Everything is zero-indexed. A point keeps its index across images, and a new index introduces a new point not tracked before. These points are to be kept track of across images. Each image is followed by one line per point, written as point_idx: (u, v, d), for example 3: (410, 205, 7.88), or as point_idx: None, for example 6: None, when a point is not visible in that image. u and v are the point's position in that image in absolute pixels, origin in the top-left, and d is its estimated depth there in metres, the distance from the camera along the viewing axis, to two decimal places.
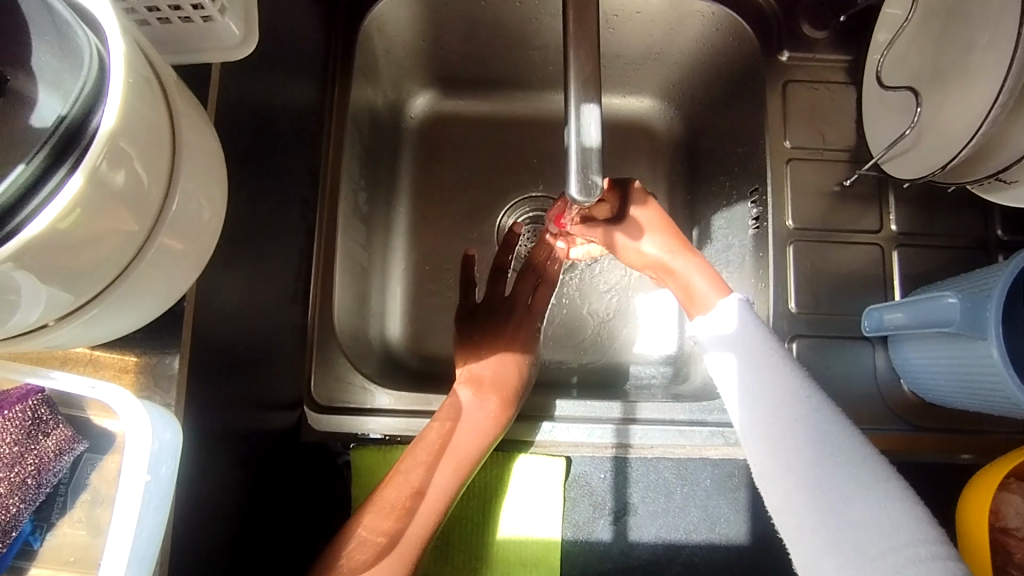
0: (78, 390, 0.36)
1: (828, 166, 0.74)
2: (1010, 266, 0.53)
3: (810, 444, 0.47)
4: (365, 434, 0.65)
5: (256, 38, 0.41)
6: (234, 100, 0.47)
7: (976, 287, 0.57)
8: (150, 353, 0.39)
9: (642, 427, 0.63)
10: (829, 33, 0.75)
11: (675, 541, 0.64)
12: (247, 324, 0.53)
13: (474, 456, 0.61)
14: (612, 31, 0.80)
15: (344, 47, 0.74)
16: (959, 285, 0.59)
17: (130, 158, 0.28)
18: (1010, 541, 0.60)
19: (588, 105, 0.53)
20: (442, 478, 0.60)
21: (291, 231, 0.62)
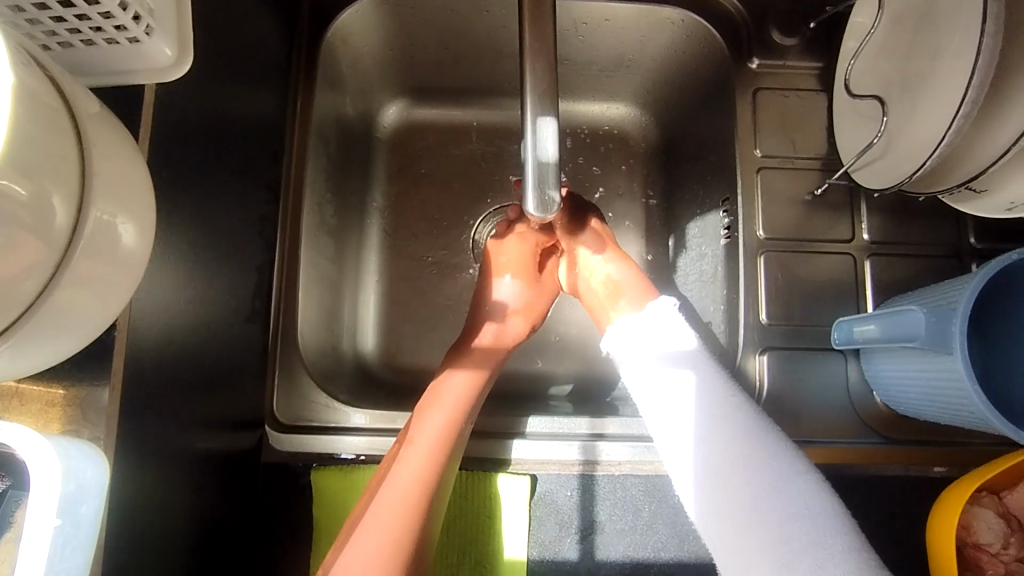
0: None
1: (800, 174, 0.72)
2: (976, 279, 0.52)
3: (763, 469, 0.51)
4: (336, 454, 0.64)
5: (191, 58, 0.40)
6: (176, 119, 0.46)
7: (941, 300, 0.55)
8: (78, 385, 0.38)
9: (609, 443, 0.62)
10: (800, 40, 0.74)
11: (644, 559, 0.62)
12: (197, 346, 0.52)
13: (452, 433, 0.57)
14: (582, 39, 0.79)
15: (308, 58, 0.73)
16: (927, 297, 0.58)
17: (23, 191, 0.27)
18: (982, 557, 0.58)
19: (543, 118, 0.52)
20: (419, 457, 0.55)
21: (249, 247, 0.61)
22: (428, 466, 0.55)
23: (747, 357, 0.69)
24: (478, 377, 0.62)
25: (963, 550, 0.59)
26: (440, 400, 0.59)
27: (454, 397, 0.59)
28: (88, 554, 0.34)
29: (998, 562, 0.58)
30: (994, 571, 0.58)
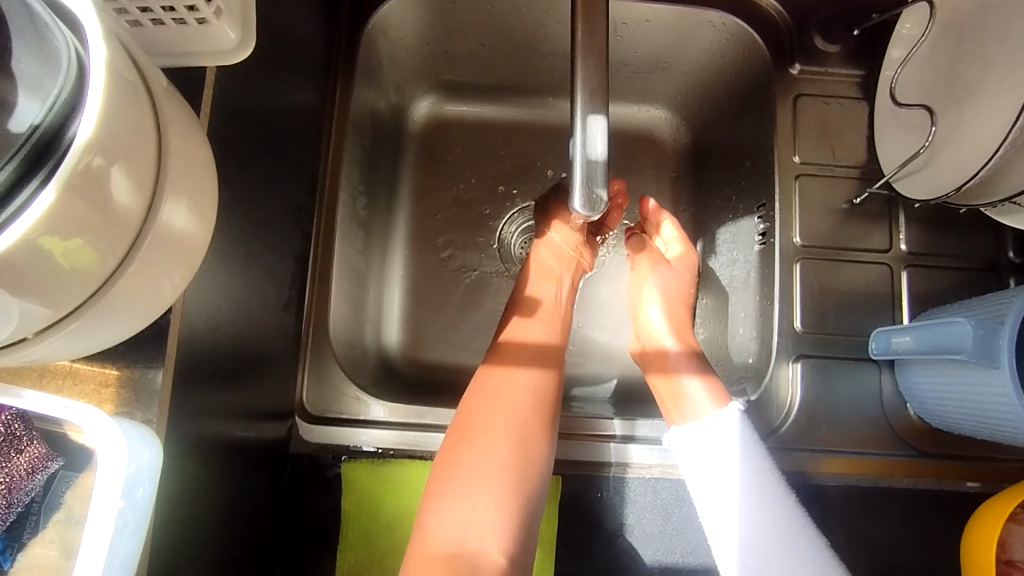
0: (51, 413, 0.34)
1: (838, 182, 0.72)
2: None
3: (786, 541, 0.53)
4: (357, 446, 0.64)
5: (254, 39, 0.39)
6: (229, 103, 0.46)
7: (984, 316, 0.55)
8: (132, 367, 0.37)
9: (640, 446, 0.62)
10: (841, 47, 0.74)
11: (672, 563, 0.62)
12: (238, 332, 0.51)
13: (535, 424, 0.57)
14: (621, 39, 0.78)
15: (347, 49, 0.73)
16: (972, 311, 0.57)
17: (109, 167, 0.27)
18: (1016, 574, 0.58)
19: (594, 116, 0.52)
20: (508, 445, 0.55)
21: (287, 236, 0.61)
22: (524, 454, 0.55)
23: (780, 364, 0.68)
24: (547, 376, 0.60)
25: (997, 567, 0.58)
26: (516, 390, 0.58)
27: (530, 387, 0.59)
28: (142, 538, 0.34)
29: None
30: None
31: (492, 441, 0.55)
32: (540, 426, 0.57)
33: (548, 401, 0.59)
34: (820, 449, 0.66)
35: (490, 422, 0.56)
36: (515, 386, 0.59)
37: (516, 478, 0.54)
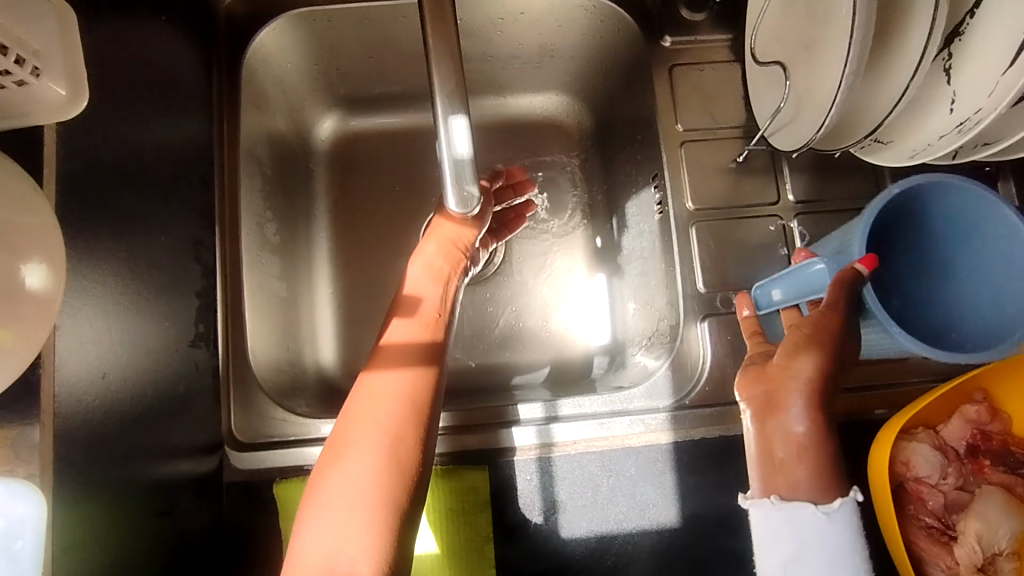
0: None
1: (723, 144, 0.75)
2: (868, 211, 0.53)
3: None
4: (304, 466, 0.65)
5: (85, 92, 0.40)
6: (85, 156, 0.46)
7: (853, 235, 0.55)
8: (7, 426, 0.39)
9: (564, 424, 0.66)
10: (708, 15, 0.77)
11: (607, 532, 0.64)
12: (138, 376, 0.52)
13: (401, 436, 0.51)
14: (501, 34, 0.80)
15: (231, 79, 0.74)
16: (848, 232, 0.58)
17: None
18: (923, 489, 0.61)
19: (453, 117, 0.54)
20: (368, 461, 0.50)
21: (185, 273, 0.62)
22: (394, 453, 0.51)
23: (688, 325, 0.71)
24: (421, 375, 0.55)
25: (904, 485, 0.61)
26: (374, 396, 0.54)
27: (389, 399, 0.53)
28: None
29: (938, 492, 0.61)
30: (935, 501, 0.60)
31: (355, 445, 0.51)
32: (411, 423, 0.52)
33: (418, 405, 0.53)
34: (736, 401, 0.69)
35: (350, 424, 0.53)
36: (374, 390, 0.54)
37: (372, 482, 0.49)
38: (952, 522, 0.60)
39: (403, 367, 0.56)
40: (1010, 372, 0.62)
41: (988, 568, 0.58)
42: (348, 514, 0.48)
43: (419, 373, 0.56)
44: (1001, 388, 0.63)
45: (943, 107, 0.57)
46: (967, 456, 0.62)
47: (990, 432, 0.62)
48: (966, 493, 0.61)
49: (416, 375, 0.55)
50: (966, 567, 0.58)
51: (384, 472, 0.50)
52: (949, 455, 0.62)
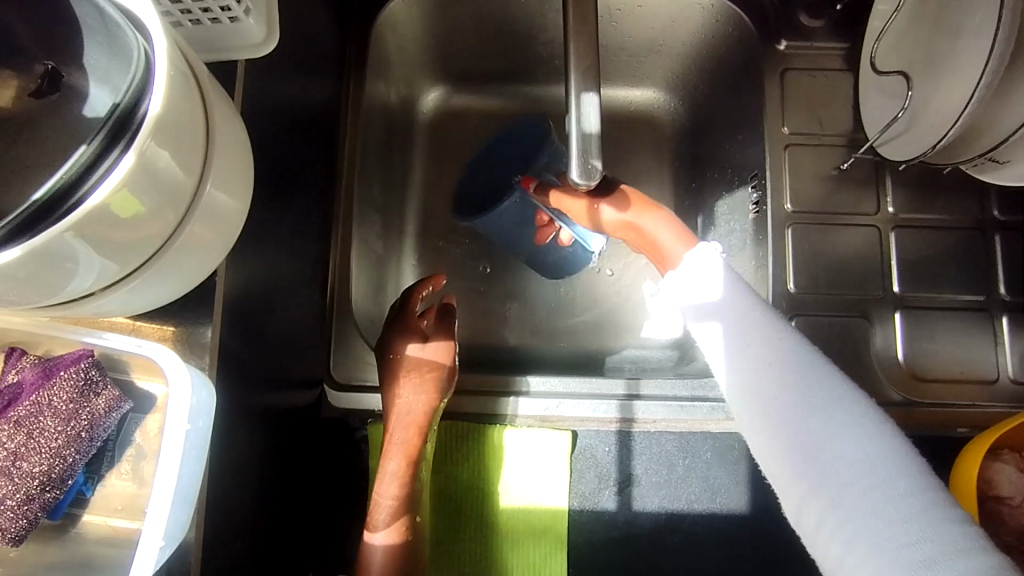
0: (125, 348, 0.41)
1: (826, 150, 0.76)
2: None
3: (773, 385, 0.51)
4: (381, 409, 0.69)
5: (277, 36, 0.44)
6: (258, 94, 0.51)
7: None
8: (185, 324, 0.43)
9: (645, 402, 0.67)
10: (825, 23, 0.77)
11: (677, 510, 0.66)
12: (271, 305, 0.56)
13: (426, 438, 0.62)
14: (615, 24, 0.82)
15: (358, 43, 0.78)
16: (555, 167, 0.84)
17: (169, 143, 0.32)
18: (1003, 510, 0.61)
19: (587, 94, 0.56)
20: (401, 465, 0.60)
21: (311, 218, 0.66)
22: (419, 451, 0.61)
23: None
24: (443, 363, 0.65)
25: (986, 503, 0.62)
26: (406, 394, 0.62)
27: (416, 403, 0.62)
28: (202, 465, 0.39)
29: (1019, 513, 0.61)
30: (1015, 521, 0.61)
31: (384, 466, 0.60)
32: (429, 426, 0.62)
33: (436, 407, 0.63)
34: None
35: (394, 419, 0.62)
36: (397, 411, 0.62)
37: (400, 490, 0.60)
38: None
39: (416, 387, 0.62)
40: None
41: None
42: (394, 513, 0.60)
43: (431, 396, 0.63)
44: None
45: None
46: None
47: None
48: None
49: (428, 396, 0.62)
50: None
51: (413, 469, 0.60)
52: None
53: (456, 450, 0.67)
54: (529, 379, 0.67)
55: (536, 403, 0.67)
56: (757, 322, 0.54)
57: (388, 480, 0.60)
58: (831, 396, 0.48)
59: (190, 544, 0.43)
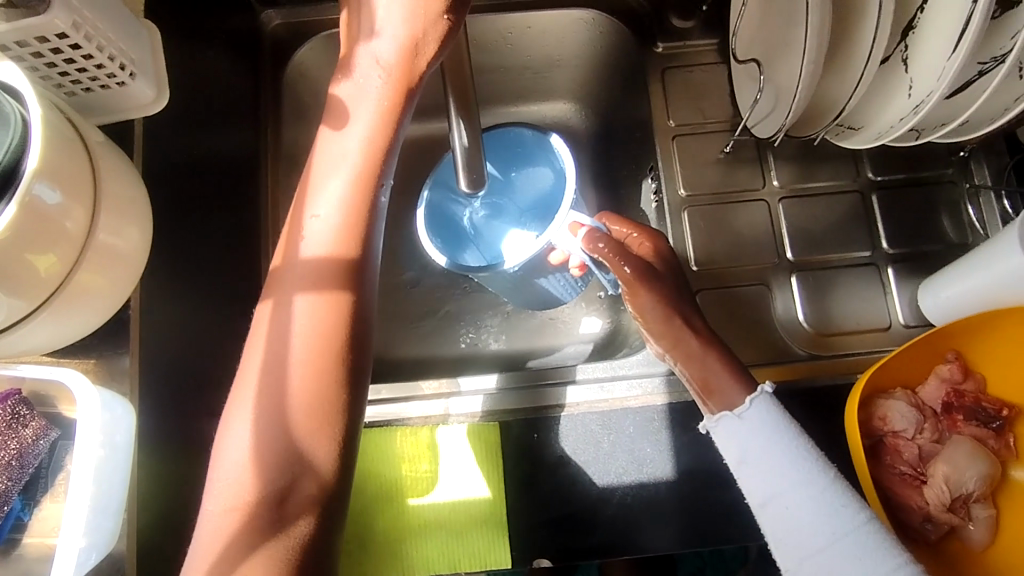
0: (42, 375, 0.44)
1: (711, 136, 0.82)
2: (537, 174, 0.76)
3: (806, 508, 0.53)
4: None
5: (167, 92, 0.52)
6: (161, 146, 0.57)
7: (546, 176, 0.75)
8: (105, 355, 0.49)
9: (569, 387, 0.74)
10: (696, 22, 0.85)
11: (607, 484, 0.70)
12: (199, 335, 0.61)
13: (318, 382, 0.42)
14: (511, 46, 0.89)
15: (273, 90, 0.84)
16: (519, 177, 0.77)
17: (51, 192, 0.38)
18: (899, 442, 0.66)
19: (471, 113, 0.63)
20: (278, 401, 0.42)
21: (236, 253, 0.72)
22: (302, 400, 0.42)
23: None
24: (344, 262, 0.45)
25: (883, 439, 0.66)
26: (287, 318, 0.44)
27: (307, 318, 0.44)
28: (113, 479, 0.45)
29: (913, 444, 0.65)
30: (910, 451, 0.65)
31: (236, 407, 0.42)
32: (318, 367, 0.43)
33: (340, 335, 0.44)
34: None
35: (268, 351, 0.43)
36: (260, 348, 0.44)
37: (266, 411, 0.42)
38: (924, 469, 0.65)
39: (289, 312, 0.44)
40: (980, 331, 0.67)
41: (961, 510, 0.64)
42: (249, 481, 0.41)
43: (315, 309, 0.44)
44: (973, 349, 0.68)
45: (903, 92, 0.65)
46: (942, 412, 0.67)
47: (964, 390, 0.67)
48: (940, 445, 0.66)
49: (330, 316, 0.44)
50: (937, 507, 0.63)
51: (289, 425, 0.42)
52: (925, 412, 0.66)
53: (393, 452, 0.71)
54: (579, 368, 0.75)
55: (579, 390, 0.73)
56: (789, 445, 0.55)
57: (251, 435, 0.41)
58: (840, 518, 0.52)
59: (125, 553, 0.47)
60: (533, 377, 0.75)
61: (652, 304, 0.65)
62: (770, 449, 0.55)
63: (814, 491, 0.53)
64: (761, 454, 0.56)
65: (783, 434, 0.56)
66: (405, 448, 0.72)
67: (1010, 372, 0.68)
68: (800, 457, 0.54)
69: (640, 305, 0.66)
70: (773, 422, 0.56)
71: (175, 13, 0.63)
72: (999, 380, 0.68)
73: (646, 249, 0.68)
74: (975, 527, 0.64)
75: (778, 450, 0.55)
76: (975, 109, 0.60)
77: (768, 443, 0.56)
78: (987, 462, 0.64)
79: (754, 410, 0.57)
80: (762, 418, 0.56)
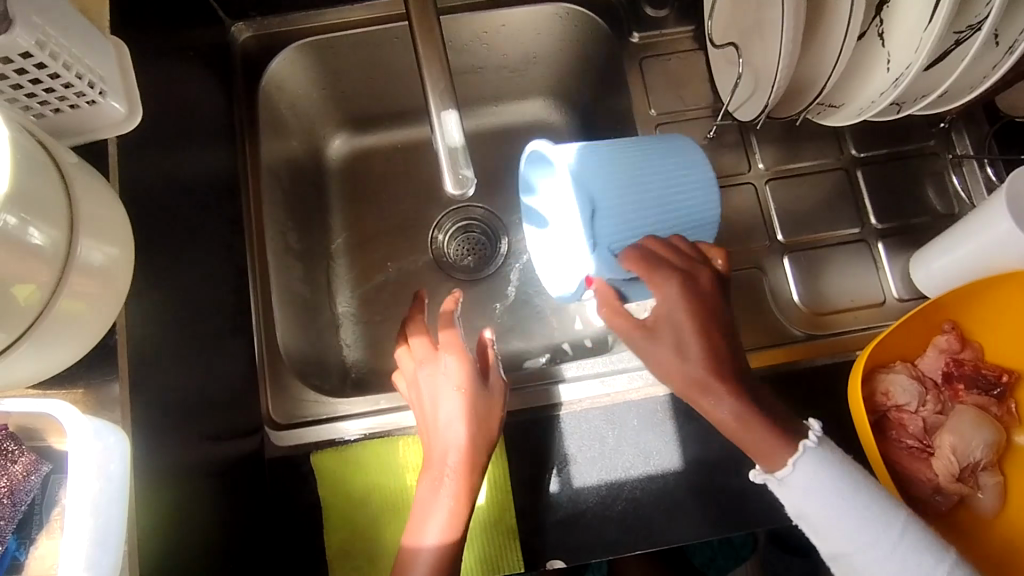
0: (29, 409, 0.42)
1: (693, 123, 0.82)
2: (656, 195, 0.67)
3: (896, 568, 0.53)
4: (344, 438, 0.73)
5: (139, 109, 0.51)
6: (138, 166, 0.56)
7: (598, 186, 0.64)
8: (93, 382, 0.48)
9: (569, 384, 0.73)
10: (670, 11, 0.84)
11: (615, 480, 0.70)
12: (187, 356, 0.60)
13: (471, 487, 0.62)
14: (486, 46, 0.89)
15: (247, 104, 0.82)
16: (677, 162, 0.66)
17: (20, 213, 0.38)
18: (904, 416, 0.65)
19: (446, 111, 0.62)
20: (453, 492, 0.61)
21: (221, 272, 0.70)
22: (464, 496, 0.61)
23: None
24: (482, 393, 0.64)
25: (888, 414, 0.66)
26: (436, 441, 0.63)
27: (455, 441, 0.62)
28: (109, 513, 0.43)
29: (918, 417, 0.65)
30: (916, 424, 0.65)
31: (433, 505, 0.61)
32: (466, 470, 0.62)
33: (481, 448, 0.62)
34: None
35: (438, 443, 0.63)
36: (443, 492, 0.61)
37: (450, 524, 0.60)
38: (930, 441, 0.65)
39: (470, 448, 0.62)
40: (975, 300, 0.67)
41: (970, 479, 0.64)
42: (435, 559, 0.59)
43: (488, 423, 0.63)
44: (970, 318, 0.68)
45: (882, 66, 0.65)
46: (942, 383, 0.67)
47: (963, 359, 0.67)
48: (944, 416, 0.66)
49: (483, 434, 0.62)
50: (946, 479, 0.63)
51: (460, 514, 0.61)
52: (926, 383, 0.66)
53: (397, 463, 0.70)
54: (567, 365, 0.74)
55: (573, 388, 0.73)
56: (864, 503, 0.54)
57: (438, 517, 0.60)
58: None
59: None
60: None
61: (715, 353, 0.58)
62: (845, 510, 0.54)
63: (900, 550, 0.53)
64: (830, 513, 0.54)
65: (845, 494, 0.54)
66: (409, 458, 0.70)
67: (1008, 339, 0.68)
68: (890, 530, 0.53)
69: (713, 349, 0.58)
70: (843, 471, 0.54)
71: (142, 31, 0.62)
72: (997, 348, 0.68)
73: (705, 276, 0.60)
74: (984, 495, 0.64)
75: (839, 510, 0.54)
76: (954, 78, 0.61)
77: (837, 505, 0.54)
78: (992, 429, 0.63)
79: (797, 472, 0.55)
80: (811, 478, 0.55)
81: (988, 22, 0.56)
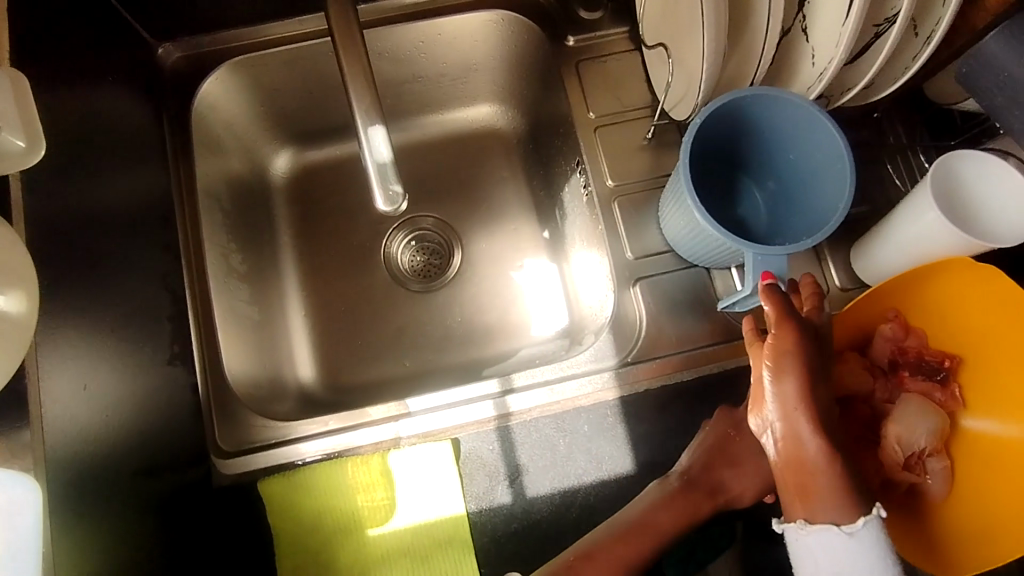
0: None
1: (633, 124, 0.82)
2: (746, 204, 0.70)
3: None
4: (294, 462, 0.71)
5: (39, 143, 0.50)
6: (49, 201, 0.54)
7: (832, 152, 0.62)
8: (5, 433, 0.48)
9: (518, 394, 0.72)
10: (605, 12, 0.84)
11: (569, 487, 0.69)
12: (116, 392, 0.58)
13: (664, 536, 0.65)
14: (424, 55, 0.88)
15: (179, 126, 0.80)
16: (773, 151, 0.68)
17: None
18: None
19: (372, 127, 0.61)
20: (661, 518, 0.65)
21: (155, 301, 0.69)
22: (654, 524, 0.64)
23: (622, 291, 0.76)
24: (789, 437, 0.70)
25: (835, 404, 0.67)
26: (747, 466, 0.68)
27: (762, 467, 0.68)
28: None
29: None
30: None
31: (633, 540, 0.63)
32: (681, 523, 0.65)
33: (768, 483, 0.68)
34: (679, 351, 0.73)
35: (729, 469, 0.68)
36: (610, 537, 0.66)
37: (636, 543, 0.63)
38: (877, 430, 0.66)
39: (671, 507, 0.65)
40: (914, 288, 0.68)
41: (916, 466, 0.64)
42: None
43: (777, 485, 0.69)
44: (916, 304, 0.69)
45: (807, 61, 0.65)
46: (888, 370, 0.68)
47: (907, 347, 0.68)
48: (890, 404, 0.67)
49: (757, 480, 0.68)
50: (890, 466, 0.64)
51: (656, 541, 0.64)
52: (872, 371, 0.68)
53: (347, 484, 0.69)
54: (516, 375, 0.73)
55: (522, 397, 0.72)
56: None
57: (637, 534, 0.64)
58: None
59: None
60: (448, 398, 0.73)
61: (796, 394, 0.55)
62: None
63: None
64: None
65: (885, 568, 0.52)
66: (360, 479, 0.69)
67: (953, 324, 0.68)
68: None
69: (780, 393, 0.56)
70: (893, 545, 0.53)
71: (52, 60, 0.60)
72: (941, 332, 0.68)
73: (813, 310, 0.60)
74: (933, 480, 0.64)
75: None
76: (874, 71, 0.61)
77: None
78: (934, 415, 0.64)
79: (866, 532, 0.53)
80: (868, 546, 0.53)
81: (901, 14, 0.56)
